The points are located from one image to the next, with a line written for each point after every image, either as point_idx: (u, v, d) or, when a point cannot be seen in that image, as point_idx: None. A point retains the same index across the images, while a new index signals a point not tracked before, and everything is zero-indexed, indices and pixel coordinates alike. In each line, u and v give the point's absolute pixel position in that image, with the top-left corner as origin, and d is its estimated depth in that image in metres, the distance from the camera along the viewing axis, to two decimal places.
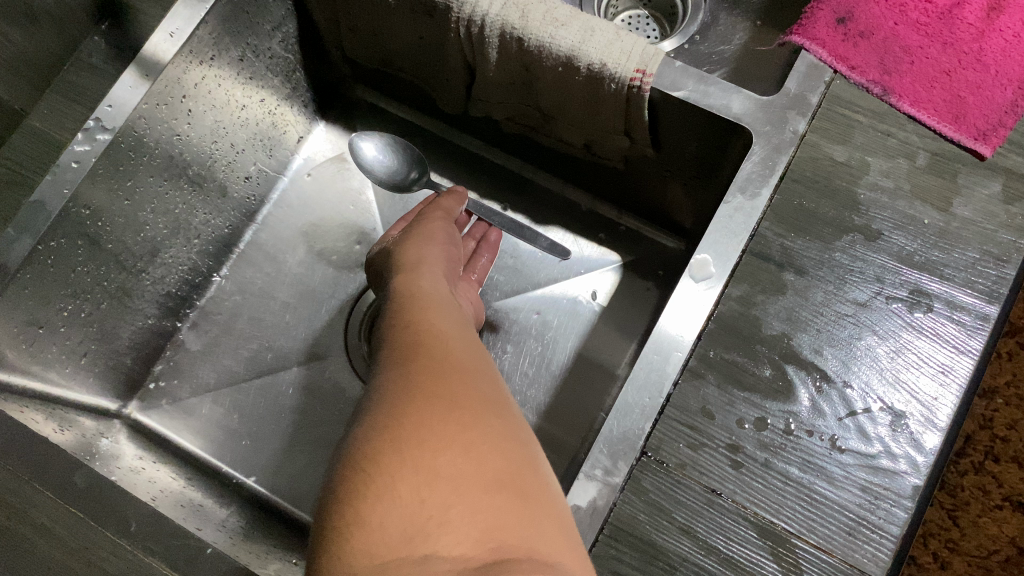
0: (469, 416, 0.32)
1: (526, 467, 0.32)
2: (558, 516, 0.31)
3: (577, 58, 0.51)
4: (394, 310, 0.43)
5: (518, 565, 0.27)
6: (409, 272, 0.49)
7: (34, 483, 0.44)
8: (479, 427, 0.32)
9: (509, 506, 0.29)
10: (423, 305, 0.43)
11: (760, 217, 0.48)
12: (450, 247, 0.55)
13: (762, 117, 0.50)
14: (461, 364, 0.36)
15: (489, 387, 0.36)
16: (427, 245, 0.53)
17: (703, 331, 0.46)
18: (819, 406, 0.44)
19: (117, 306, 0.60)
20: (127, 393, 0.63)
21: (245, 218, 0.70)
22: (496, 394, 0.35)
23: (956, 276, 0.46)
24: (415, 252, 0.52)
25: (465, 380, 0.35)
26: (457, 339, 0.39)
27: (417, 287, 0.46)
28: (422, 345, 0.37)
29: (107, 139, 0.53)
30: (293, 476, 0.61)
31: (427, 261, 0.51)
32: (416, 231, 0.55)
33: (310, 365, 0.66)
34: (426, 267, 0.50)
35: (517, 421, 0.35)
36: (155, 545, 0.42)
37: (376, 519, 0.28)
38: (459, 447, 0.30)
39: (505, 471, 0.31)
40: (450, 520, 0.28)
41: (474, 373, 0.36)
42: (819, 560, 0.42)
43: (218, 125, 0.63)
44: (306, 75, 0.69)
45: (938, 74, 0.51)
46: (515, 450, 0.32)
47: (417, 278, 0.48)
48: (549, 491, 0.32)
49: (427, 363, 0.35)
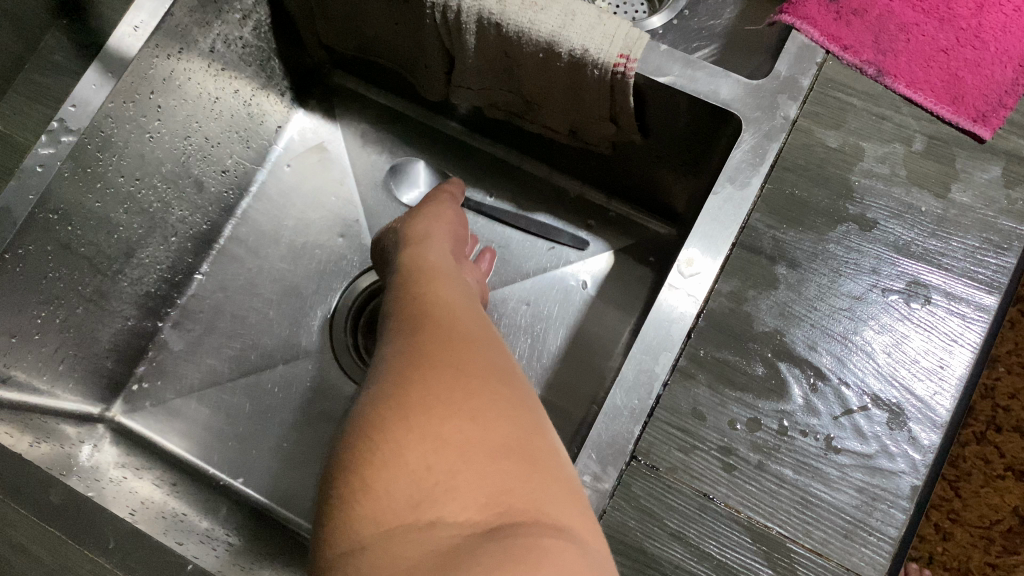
0: (478, 381, 0.31)
1: (534, 433, 0.31)
2: (567, 483, 0.31)
3: (558, 44, 0.49)
4: (400, 282, 0.42)
5: (523, 534, 0.26)
6: (416, 244, 0.48)
7: (10, 501, 0.42)
8: (488, 393, 0.31)
9: (517, 471, 0.29)
10: (429, 274, 0.42)
11: (751, 208, 0.46)
12: (458, 224, 0.54)
13: (751, 103, 0.48)
14: (467, 330, 0.35)
15: (497, 354, 0.34)
16: (435, 221, 0.52)
17: (693, 329, 0.44)
18: (813, 405, 0.43)
19: (94, 310, 0.58)
20: (110, 396, 0.62)
21: (225, 213, 0.68)
22: (506, 360, 0.34)
23: (955, 265, 0.44)
24: (422, 226, 0.51)
25: (472, 346, 0.34)
26: (464, 305, 0.38)
27: (424, 258, 0.45)
28: (428, 312, 0.36)
29: (72, 141, 0.51)
30: (283, 477, 0.60)
31: (434, 235, 0.50)
32: (424, 209, 0.54)
33: (296, 362, 0.64)
34: (434, 241, 0.49)
35: (525, 388, 0.34)
36: (134, 563, 0.42)
37: (383, 486, 0.28)
38: (467, 412, 0.30)
39: (514, 437, 0.30)
40: (457, 486, 0.27)
41: (481, 340, 0.35)
42: (814, 564, 0.40)
43: (190, 118, 0.60)
44: (283, 62, 0.67)
45: (935, 53, 0.48)
46: (524, 416, 0.31)
47: (424, 250, 0.47)
48: (559, 458, 0.31)
49: (432, 330, 0.34)
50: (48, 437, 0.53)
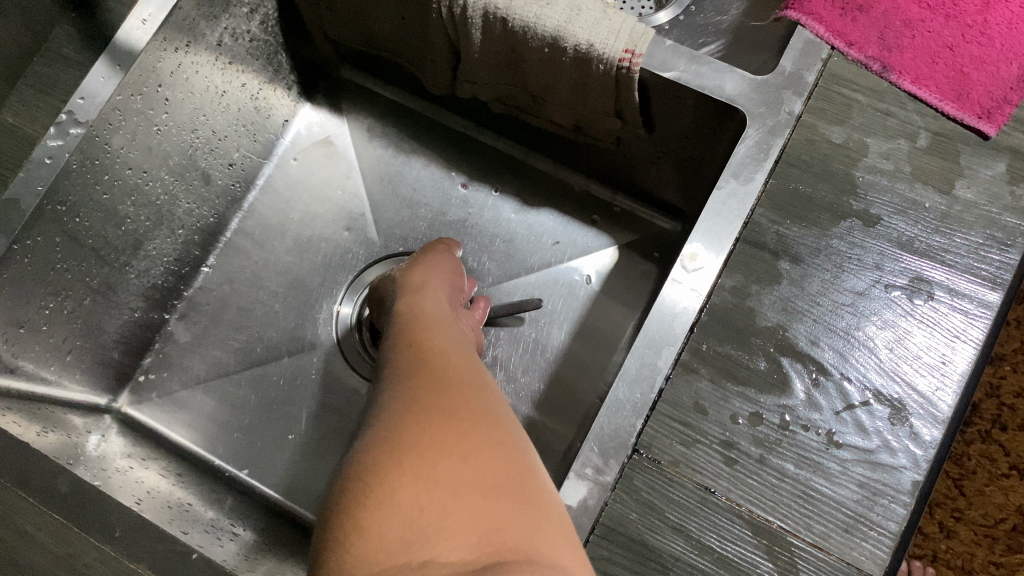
0: (469, 425, 0.32)
1: (524, 475, 0.32)
2: (558, 520, 0.31)
3: (563, 39, 0.49)
4: (399, 332, 0.44)
5: (513, 568, 0.26)
6: (414, 294, 0.50)
7: (17, 489, 0.43)
8: (479, 437, 0.32)
9: (507, 512, 0.29)
10: (425, 326, 0.43)
11: (755, 203, 0.46)
12: (457, 273, 0.55)
13: (755, 98, 0.48)
14: (461, 378, 0.36)
15: (490, 400, 0.36)
16: (434, 270, 0.54)
17: (696, 323, 0.45)
18: (816, 399, 0.43)
19: (101, 301, 0.58)
20: (117, 387, 0.62)
21: (232, 206, 0.68)
22: (497, 405, 0.36)
23: (958, 262, 0.44)
24: (421, 276, 0.53)
25: (465, 393, 0.35)
26: (459, 355, 0.39)
27: (421, 308, 0.47)
28: (423, 362, 0.38)
29: (80, 133, 0.51)
30: (288, 469, 0.61)
31: (432, 284, 0.52)
32: (424, 259, 0.56)
33: (301, 355, 0.65)
34: (431, 290, 0.50)
35: (518, 432, 0.35)
36: (140, 552, 0.42)
37: (376, 528, 0.28)
38: (458, 455, 0.30)
39: (505, 479, 0.30)
40: (448, 526, 0.28)
41: (474, 387, 0.36)
42: (816, 558, 0.40)
43: (197, 111, 0.61)
44: (289, 56, 0.67)
45: (940, 49, 0.48)
46: (514, 459, 0.32)
47: (421, 300, 0.48)
48: (549, 496, 0.32)
49: (428, 378, 0.36)
50: (56, 426, 0.54)
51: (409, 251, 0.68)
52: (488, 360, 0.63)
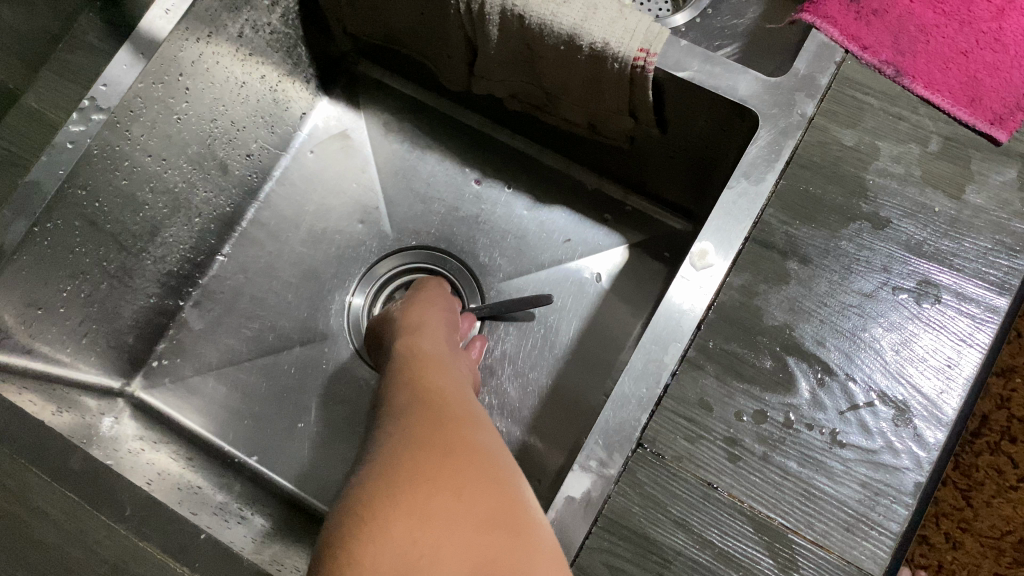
0: (463, 460, 0.32)
1: (518, 511, 0.31)
2: (554, 556, 0.30)
3: (579, 37, 0.49)
4: (397, 371, 0.43)
5: None
6: (412, 336, 0.50)
7: (32, 467, 0.44)
8: (474, 472, 0.32)
9: (500, 547, 0.28)
10: (423, 366, 0.43)
11: (765, 203, 0.47)
12: (452, 317, 0.56)
13: (768, 100, 0.48)
14: (456, 416, 0.36)
15: (485, 437, 0.35)
16: (430, 312, 0.54)
17: (704, 321, 0.45)
18: (820, 399, 0.43)
19: (118, 286, 0.59)
20: (130, 371, 0.63)
21: (248, 196, 0.69)
22: (492, 442, 0.35)
23: (966, 266, 0.45)
24: (418, 317, 0.53)
25: (460, 430, 0.35)
26: (456, 395, 0.39)
27: (419, 349, 0.47)
28: (419, 401, 0.37)
29: (102, 119, 0.52)
30: (297, 457, 0.62)
31: (430, 325, 0.52)
32: (421, 301, 0.56)
33: (313, 344, 0.65)
34: (429, 332, 0.50)
35: (512, 469, 0.34)
36: (150, 530, 0.43)
37: (368, 561, 0.27)
38: (451, 489, 0.30)
39: (498, 515, 0.30)
40: (441, 558, 0.27)
41: (470, 425, 0.36)
42: (816, 556, 0.41)
43: (217, 102, 0.61)
44: (308, 49, 0.68)
45: (954, 55, 0.49)
46: (508, 495, 0.32)
47: (419, 342, 0.48)
48: (544, 533, 0.32)
49: (423, 416, 0.35)
50: (70, 408, 0.55)
51: (422, 244, 0.69)
52: (497, 355, 0.64)
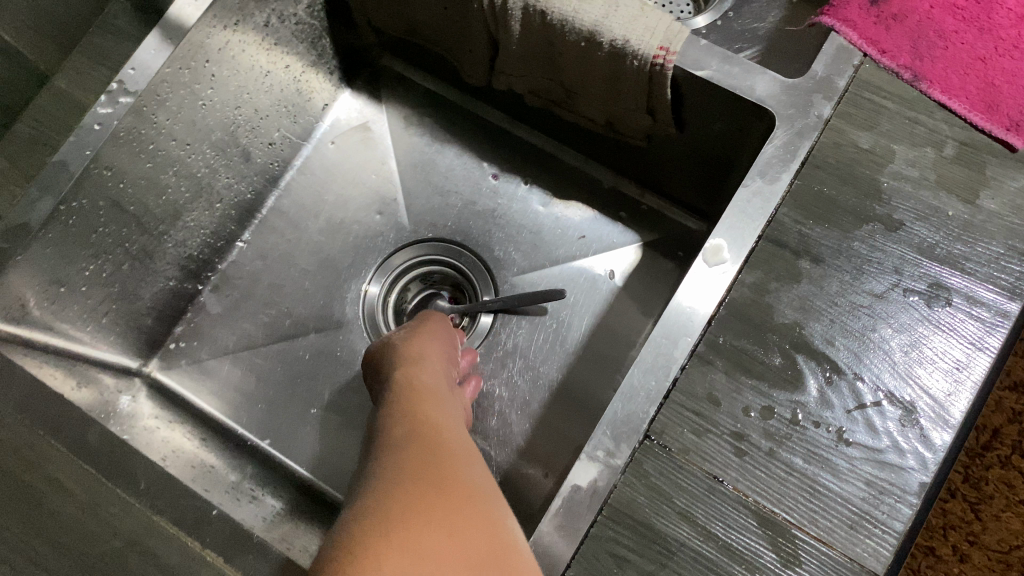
0: (460, 496, 0.29)
1: (514, 558, 0.28)
2: None
3: (600, 34, 0.50)
4: (392, 400, 0.41)
5: None
6: (410, 365, 0.47)
7: (51, 440, 0.46)
8: (471, 509, 0.29)
9: None
10: (420, 397, 0.41)
11: (779, 202, 0.47)
12: (450, 353, 0.54)
13: (786, 100, 0.49)
14: (453, 450, 0.33)
15: (481, 476, 0.33)
16: (430, 345, 0.52)
17: (714, 317, 0.46)
18: (828, 397, 0.43)
19: (139, 267, 0.61)
20: (148, 352, 0.64)
21: (269, 184, 0.70)
22: (488, 482, 0.33)
23: (978, 270, 0.45)
24: (417, 348, 0.51)
25: (456, 464, 0.32)
26: (452, 430, 0.37)
27: (416, 380, 0.44)
28: (415, 431, 0.35)
29: (129, 102, 0.53)
30: (308, 442, 0.63)
31: (430, 357, 0.51)
32: (421, 333, 0.54)
33: (327, 331, 0.66)
34: (427, 364, 0.48)
35: (507, 513, 0.32)
36: (163, 505, 0.45)
37: None
38: (448, 524, 0.27)
39: (495, 560, 0.27)
40: None
41: (466, 461, 0.33)
42: (818, 552, 0.41)
43: (241, 90, 0.62)
44: (333, 41, 0.69)
45: (972, 61, 0.49)
46: (505, 539, 0.29)
47: (416, 372, 0.46)
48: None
49: (419, 448, 0.33)
50: (88, 384, 0.57)
51: (437, 237, 0.69)
52: (508, 349, 0.65)
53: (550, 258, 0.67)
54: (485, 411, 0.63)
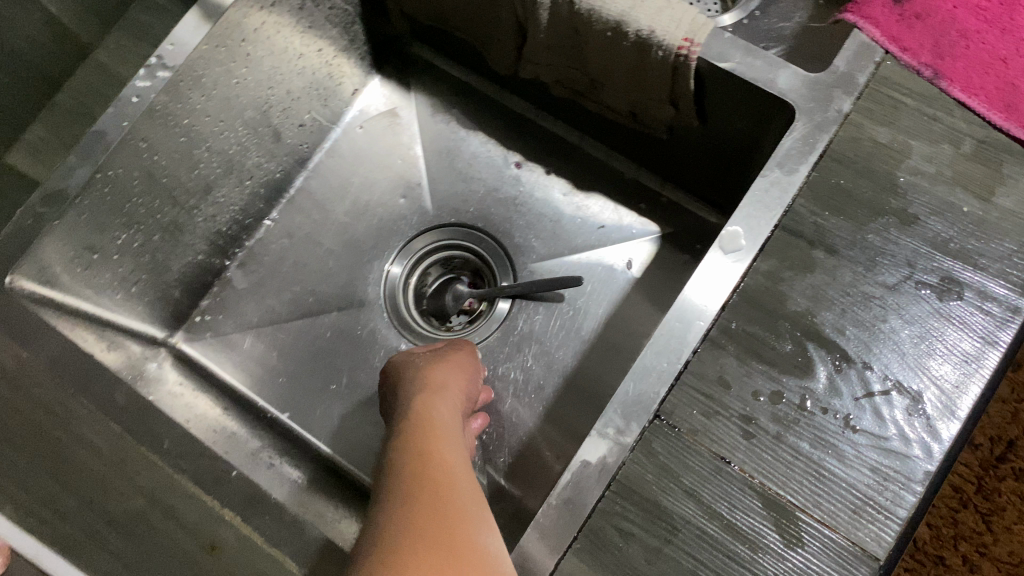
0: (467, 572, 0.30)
1: None
2: None
3: (626, 24, 0.51)
4: (409, 427, 0.41)
5: None
6: (430, 391, 0.47)
7: (80, 398, 0.48)
8: None
9: None
10: (438, 432, 0.40)
11: (796, 193, 0.48)
12: (472, 378, 0.53)
13: (806, 94, 0.50)
14: (467, 503, 0.33)
15: (490, 536, 0.33)
16: (453, 371, 0.52)
17: (727, 303, 0.47)
18: (837, 385, 0.44)
19: (170, 239, 0.63)
20: (174, 324, 0.66)
21: (298, 164, 0.72)
22: (496, 543, 0.33)
23: (991, 266, 0.46)
24: (440, 372, 0.51)
25: (468, 525, 0.32)
26: (468, 473, 0.37)
27: (435, 409, 0.44)
28: (429, 476, 0.35)
29: (167, 77, 0.55)
30: (326, 416, 0.64)
31: (450, 389, 0.49)
32: (446, 357, 0.54)
33: (348, 310, 0.68)
34: (446, 392, 0.48)
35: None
36: (185, 465, 0.47)
37: None
38: None
39: None
40: None
41: (478, 517, 0.33)
42: (821, 534, 0.42)
43: (275, 71, 0.64)
44: (365, 28, 0.71)
45: (993, 61, 0.50)
46: None
47: (435, 399, 0.46)
48: None
49: (433, 501, 0.33)
50: (116, 347, 0.59)
51: (459, 222, 0.71)
52: (524, 334, 0.66)
53: (569, 246, 0.68)
54: (500, 394, 0.64)
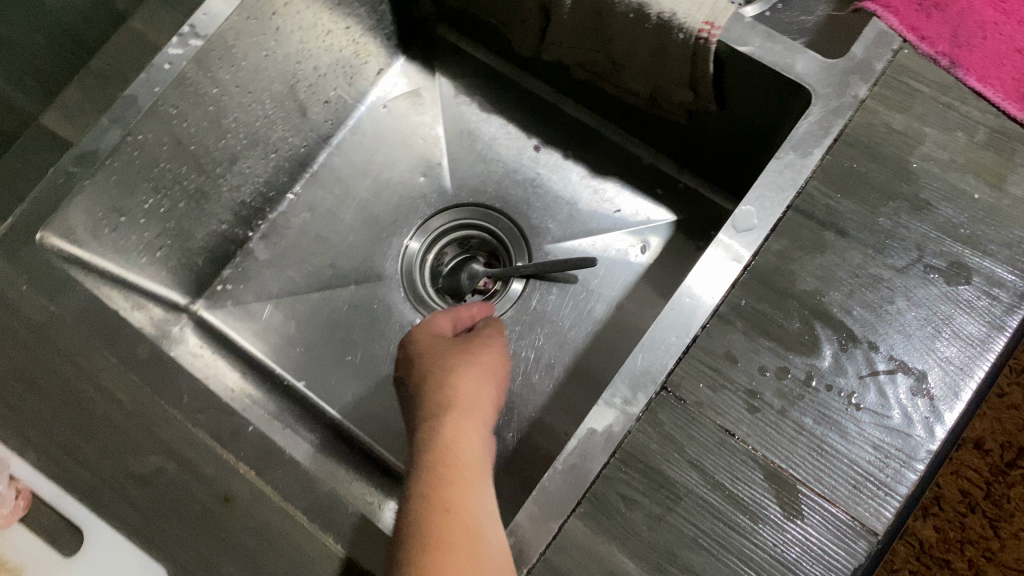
0: None
1: None
2: None
3: (648, 6, 0.53)
4: (432, 477, 0.42)
5: None
6: (453, 409, 0.47)
7: (104, 350, 0.49)
8: None
9: None
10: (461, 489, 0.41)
11: (810, 175, 0.49)
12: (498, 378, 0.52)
13: (824, 79, 0.50)
14: None
15: None
16: (478, 373, 0.51)
17: (737, 281, 0.47)
18: (842, 363, 0.45)
19: (195, 206, 0.64)
20: (196, 291, 0.67)
21: (321, 141, 0.73)
22: None
23: (1000, 253, 0.46)
24: (464, 376, 0.50)
25: None
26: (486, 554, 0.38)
27: (457, 444, 0.44)
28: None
29: (198, 45, 0.56)
30: (340, 386, 0.65)
31: (473, 396, 0.49)
32: (474, 353, 0.52)
33: (365, 284, 0.69)
34: (469, 408, 0.48)
35: None
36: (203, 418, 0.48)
37: None
38: None
39: None
40: None
41: None
42: (822, 508, 0.43)
43: (304, 46, 0.65)
44: (392, 8, 0.72)
45: (1009, 51, 0.51)
46: None
47: (458, 423, 0.46)
48: None
49: None
50: (139, 309, 0.60)
51: (476, 203, 0.72)
52: (536, 313, 0.67)
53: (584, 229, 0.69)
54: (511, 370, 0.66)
